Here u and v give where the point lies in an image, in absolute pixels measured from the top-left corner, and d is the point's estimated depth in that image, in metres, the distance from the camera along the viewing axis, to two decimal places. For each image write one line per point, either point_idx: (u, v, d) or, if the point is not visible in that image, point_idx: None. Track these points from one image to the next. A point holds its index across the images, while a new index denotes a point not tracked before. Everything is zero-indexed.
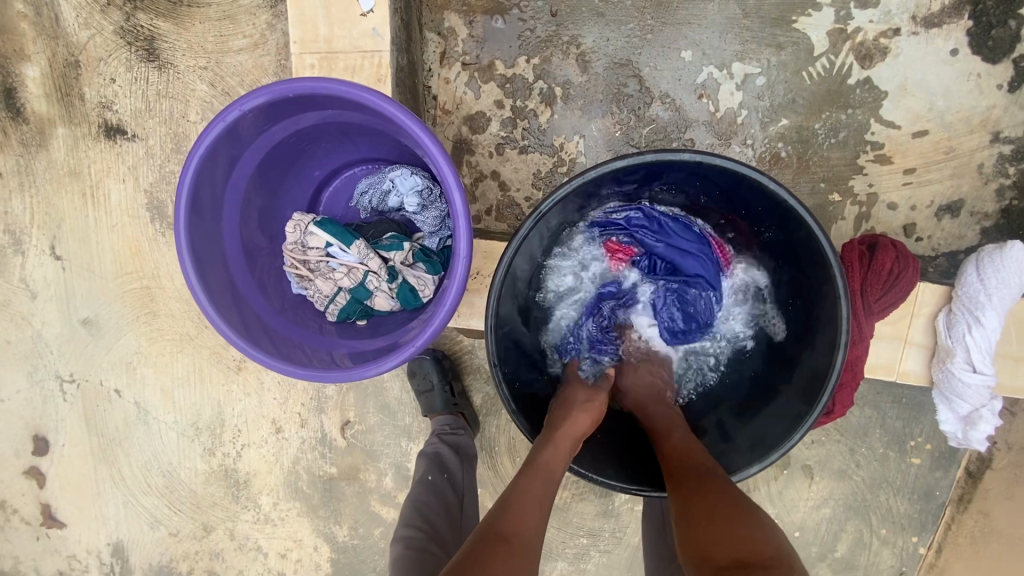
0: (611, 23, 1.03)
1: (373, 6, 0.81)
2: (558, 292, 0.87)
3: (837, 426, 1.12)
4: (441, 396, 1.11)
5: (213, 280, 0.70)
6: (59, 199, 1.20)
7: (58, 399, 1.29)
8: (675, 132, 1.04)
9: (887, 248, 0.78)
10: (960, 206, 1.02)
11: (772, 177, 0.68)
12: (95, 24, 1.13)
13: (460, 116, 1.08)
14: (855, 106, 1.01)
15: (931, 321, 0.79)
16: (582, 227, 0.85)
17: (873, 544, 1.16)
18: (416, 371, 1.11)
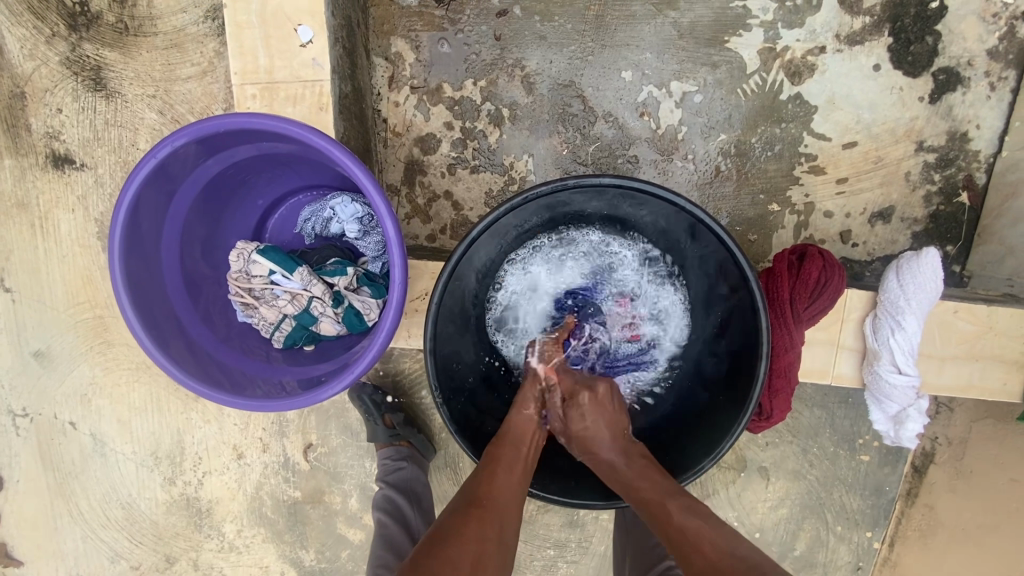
0: (554, 46, 1.06)
1: (312, 37, 0.83)
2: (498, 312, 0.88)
3: (789, 427, 1.16)
4: (383, 428, 1.09)
5: (154, 314, 0.70)
6: (7, 231, 1.19)
7: (11, 435, 1.26)
8: (619, 150, 1.07)
9: (814, 258, 0.81)
10: (892, 212, 1.07)
11: (686, 199, 0.73)
12: (40, 55, 1.13)
13: (411, 138, 1.10)
14: (788, 120, 1.06)
15: (860, 326, 0.83)
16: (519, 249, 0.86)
17: (829, 541, 1.19)
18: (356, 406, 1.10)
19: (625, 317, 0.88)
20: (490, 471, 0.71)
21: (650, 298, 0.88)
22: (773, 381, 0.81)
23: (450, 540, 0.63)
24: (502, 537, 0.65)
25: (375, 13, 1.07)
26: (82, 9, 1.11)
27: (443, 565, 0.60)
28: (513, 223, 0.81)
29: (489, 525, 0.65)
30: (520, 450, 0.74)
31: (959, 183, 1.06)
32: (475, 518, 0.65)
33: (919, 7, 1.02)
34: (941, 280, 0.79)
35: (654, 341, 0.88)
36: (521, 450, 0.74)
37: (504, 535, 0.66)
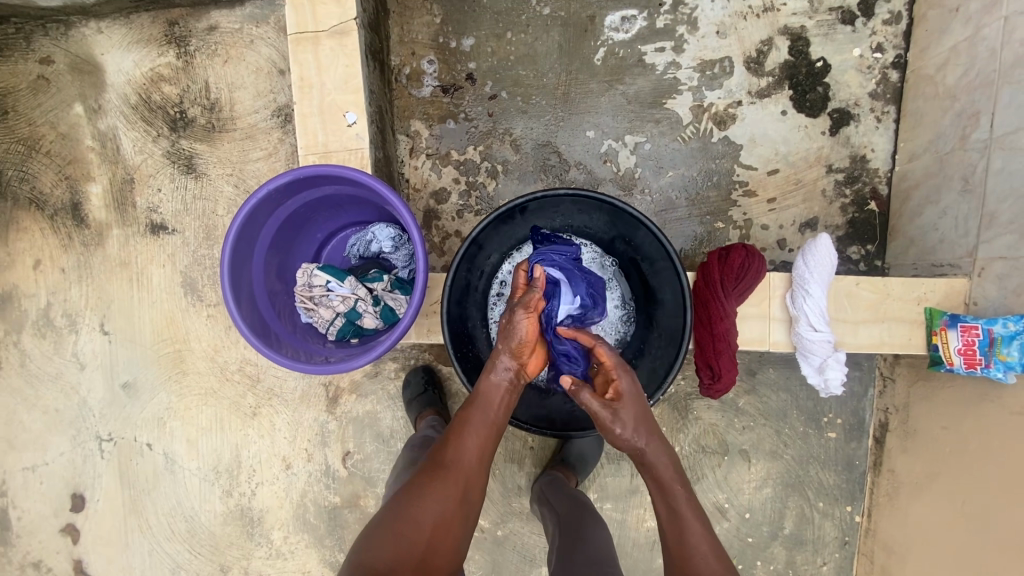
0: (533, 116, 1.39)
1: (356, 120, 1.16)
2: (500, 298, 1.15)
3: (761, 411, 1.33)
4: (429, 396, 1.34)
5: (246, 310, 0.96)
6: (110, 285, 1.49)
7: (96, 458, 1.48)
8: (590, 189, 1.37)
9: (737, 248, 1.05)
10: (816, 222, 1.32)
11: (622, 202, 0.98)
12: (147, 150, 1.49)
13: (427, 192, 1.41)
14: (721, 157, 1.34)
15: (783, 300, 1.05)
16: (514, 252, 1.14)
17: (814, 517, 1.32)
18: (410, 381, 1.38)
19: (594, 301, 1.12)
20: (456, 441, 0.87)
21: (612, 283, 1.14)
22: (716, 343, 1.02)
23: (416, 502, 0.80)
24: (462, 496, 0.83)
25: (398, 102, 1.42)
26: (180, 115, 1.48)
27: (413, 523, 0.78)
28: (499, 234, 1.08)
29: (450, 489, 0.82)
30: (488, 418, 0.89)
31: (867, 195, 1.31)
32: (438, 485, 0.82)
33: (809, 67, 1.33)
34: (835, 257, 1.01)
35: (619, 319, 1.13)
36: (489, 419, 0.89)
37: (463, 495, 0.83)
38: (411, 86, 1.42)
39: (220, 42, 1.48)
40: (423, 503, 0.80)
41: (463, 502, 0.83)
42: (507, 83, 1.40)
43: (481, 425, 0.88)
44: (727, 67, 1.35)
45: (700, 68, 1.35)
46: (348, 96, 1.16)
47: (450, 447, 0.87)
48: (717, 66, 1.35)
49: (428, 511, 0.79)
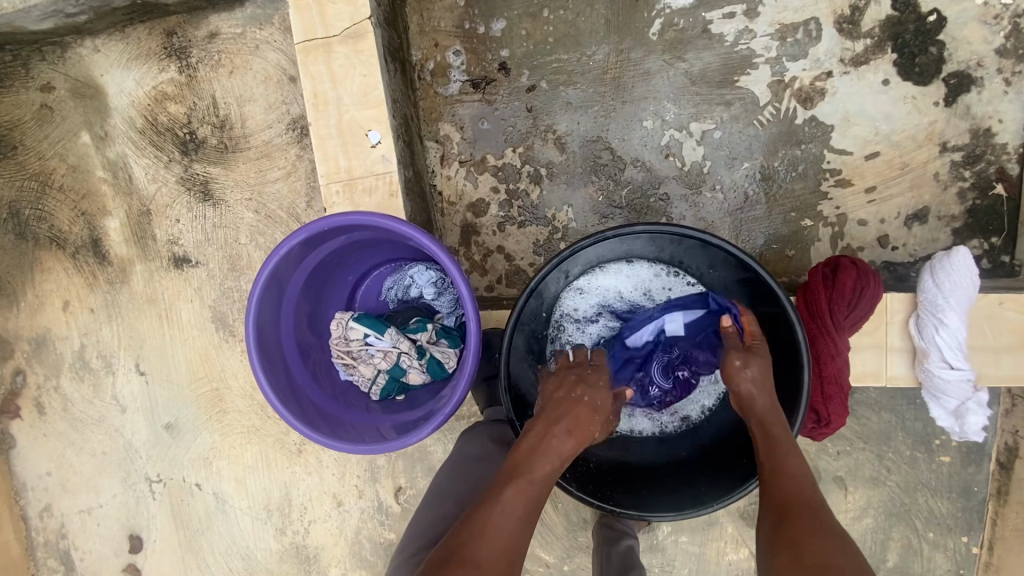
0: (579, 109, 1.20)
1: (379, 138, 1.01)
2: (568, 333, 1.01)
3: (859, 434, 1.17)
4: None
5: (278, 380, 0.85)
6: (141, 323, 1.42)
7: (149, 499, 1.45)
8: (650, 190, 1.18)
9: (847, 267, 0.88)
10: (927, 212, 1.11)
11: (718, 238, 0.83)
12: (160, 177, 1.38)
13: (464, 204, 1.25)
14: (807, 141, 1.13)
15: (905, 327, 0.89)
16: (586, 281, 1.00)
17: (922, 549, 1.17)
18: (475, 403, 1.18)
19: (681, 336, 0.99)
20: (489, 515, 0.71)
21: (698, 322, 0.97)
22: (826, 387, 0.86)
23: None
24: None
25: (424, 104, 1.25)
26: (190, 136, 1.36)
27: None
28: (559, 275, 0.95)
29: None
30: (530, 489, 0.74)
31: (991, 177, 1.09)
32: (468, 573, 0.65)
33: (918, 23, 1.09)
34: (974, 277, 0.84)
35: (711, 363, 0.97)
36: (533, 489, 0.75)
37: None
38: (436, 83, 1.24)
39: (223, 50, 1.33)
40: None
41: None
42: (547, 71, 1.21)
43: (523, 498, 0.73)
44: (813, 30, 1.12)
45: (779, 34, 1.13)
46: (369, 110, 1.01)
47: (483, 521, 0.70)
48: (800, 30, 1.12)
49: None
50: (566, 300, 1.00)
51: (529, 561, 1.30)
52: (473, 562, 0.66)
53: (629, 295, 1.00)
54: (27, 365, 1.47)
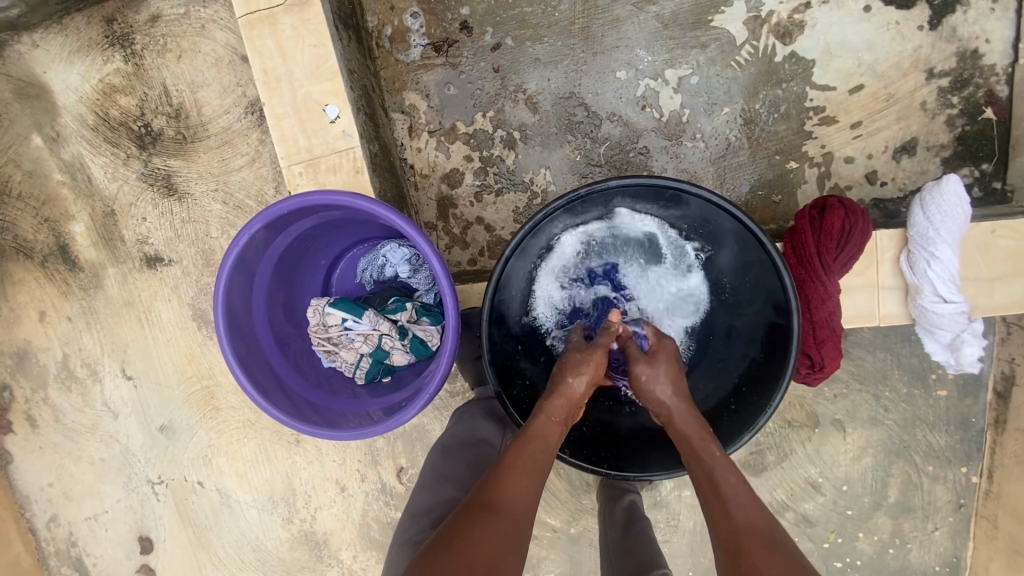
0: (548, 65, 1.14)
1: (338, 113, 0.96)
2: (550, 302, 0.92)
3: (855, 375, 1.16)
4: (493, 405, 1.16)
5: (257, 374, 0.84)
6: (121, 328, 1.39)
7: (153, 500, 1.45)
8: (628, 144, 1.13)
9: (835, 208, 0.85)
10: (915, 144, 1.07)
11: (695, 187, 0.81)
12: (120, 176, 1.32)
13: (437, 176, 1.20)
14: (788, 79, 1.08)
15: (896, 264, 0.86)
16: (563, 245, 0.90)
17: (922, 482, 1.18)
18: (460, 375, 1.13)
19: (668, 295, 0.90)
20: (508, 472, 0.72)
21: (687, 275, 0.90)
22: (817, 332, 0.84)
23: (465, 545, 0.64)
24: (517, 542, 0.67)
25: (385, 74, 1.18)
26: (146, 129, 1.30)
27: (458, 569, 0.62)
28: (535, 241, 0.88)
29: (502, 530, 0.67)
30: (539, 454, 0.74)
31: (980, 100, 1.05)
32: (487, 526, 0.66)
33: None
34: (967, 206, 0.82)
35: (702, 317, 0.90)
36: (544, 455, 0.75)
37: (517, 538, 0.67)
38: (396, 50, 1.17)
39: (168, 34, 1.27)
40: (468, 548, 0.64)
41: (517, 549, 0.66)
42: (512, 27, 1.15)
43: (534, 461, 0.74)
44: None
45: None
46: (324, 84, 0.95)
47: (499, 479, 0.71)
48: None
49: (474, 556, 0.63)
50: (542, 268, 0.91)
51: (536, 527, 1.30)
52: (492, 511, 0.68)
53: (610, 254, 0.91)
54: (12, 379, 1.44)
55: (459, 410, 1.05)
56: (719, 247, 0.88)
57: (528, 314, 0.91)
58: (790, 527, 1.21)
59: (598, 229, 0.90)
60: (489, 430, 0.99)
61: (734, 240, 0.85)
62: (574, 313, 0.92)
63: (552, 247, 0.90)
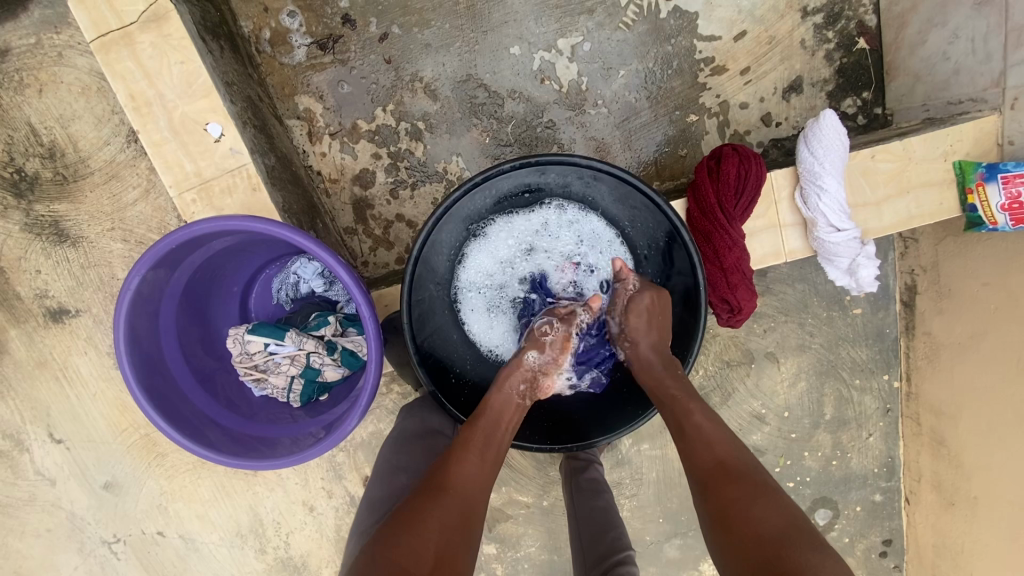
0: (440, 49, 1.12)
1: (221, 131, 0.90)
2: (474, 292, 0.92)
3: (781, 308, 1.23)
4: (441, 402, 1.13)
5: (184, 418, 0.80)
6: (37, 390, 1.27)
7: (114, 561, 1.35)
8: (535, 119, 1.12)
9: (729, 156, 0.89)
10: (801, 82, 1.12)
11: (589, 159, 0.82)
12: (2, 230, 1.21)
13: (348, 179, 1.15)
14: (676, 35, 1.11)
15: (793, 201, 0.92)
16: (479, 233, 0.90)
17: (853, 395, 1.27)
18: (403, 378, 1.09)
19: (585, 266, 0.93)
20: (460, 456, 0.74)
21: (600, 245, 0.92)
22: (729, 278, 0.88)
23: (416, 524, 0.64)
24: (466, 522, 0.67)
25: (272, 80, 1.12)
26: (20, 175, 1.19)
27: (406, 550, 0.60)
28: (444, 238, 0.88)
29: (454, 511, 0.67)
30: (492, 436, 0.78)
31: (853, 33, 1.11)
32: (441, 507, 0.67)
33: None
34: (845, 137, 0.88)
35: (621, 282, 0.93)
36: (494, 442, 0.77)
37: (467, 520, 0.67)
38: (279, 54, 1.11)
39: (23, 67, 1.16)
40: (418, 529, 0.63)
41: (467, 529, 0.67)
42: (396, 14, 1.11)
43: (485, 445, 0.76)
44: None
45: None
46: (200, 101, 0.90)
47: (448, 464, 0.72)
48: None
49: (426, 536, 0.63)
50: (461, 258, 0.91)
51: (510, 506, 1.32)
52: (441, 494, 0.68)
53: (527, 235, 0.92)
54: None
55: (405, 407, 0.99)
56: (627, 217, 0.90)
57: (451, 308, 0.92)
58: None
59: (513, 211, 0.90)
60: (443, 419, 0.96)
61: (631, 206, 0.88)
62: (497, 300, 0.93)
63: (465, 236, 0.90)
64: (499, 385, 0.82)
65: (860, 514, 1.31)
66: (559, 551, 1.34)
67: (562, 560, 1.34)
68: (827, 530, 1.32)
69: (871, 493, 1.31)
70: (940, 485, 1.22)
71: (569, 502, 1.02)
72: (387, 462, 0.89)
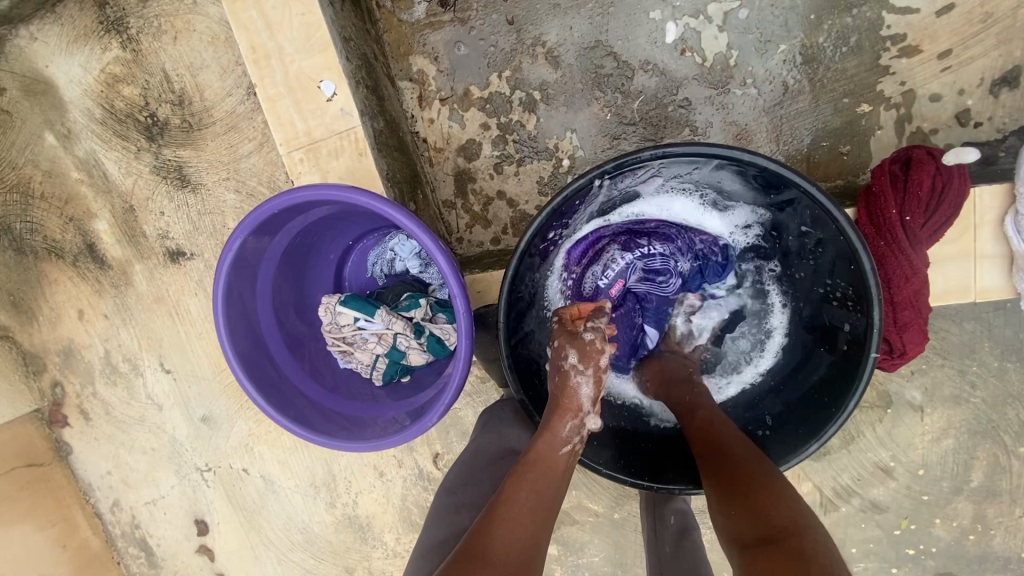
0: (569, 11, 1.00)
1: (335, 89, 0.86)
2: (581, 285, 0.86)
3: (937, 349, 1.02)
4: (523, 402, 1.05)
5: (268, 384, 0.79)
6: (154, 323, 1.37)
7: (204, 487, 1.46)
8: (666, 97, 0.98)
9: (923, 163, 0.71)
10: (1021, 72, 0.88)
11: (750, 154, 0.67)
12: (134, 170, 1.28)
13: (453, 149, 1.08)
14: (860, 3, 0.91)
15: (1000, 227, 0.73)
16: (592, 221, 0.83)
17: (1015, 465, 1.04)
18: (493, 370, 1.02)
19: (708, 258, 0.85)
20: (501, 510, 0.65)
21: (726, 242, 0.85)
22: (900, 314, 0.71)
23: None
24: None
25: (388, 38, 1.06)
26: (152, 119, 1.25)
27: None
28: (554, 232, 0.78)
29: None
30: (541, 488, 0.68)
31: None
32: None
33: None
34: None
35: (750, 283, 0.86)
36: (545, 490, 0.68)
37: None
38: (398, 10, 1.05)
39: (162, 14, 1.20)
40: None
41: None
42: None
43: (538, 498, 0.67)
44: None
45: None
46: (319, 57, 0.86)
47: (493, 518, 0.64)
48: None
49: None
50: (572, 246, 0.83)
51: (577, 512, 1.24)
52: (480, 558, 0.59)
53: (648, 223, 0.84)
54: (60, 376, 1.44)
55: (487, 412, 0.93)
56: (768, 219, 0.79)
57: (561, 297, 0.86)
58: (857, 514, 1.10)
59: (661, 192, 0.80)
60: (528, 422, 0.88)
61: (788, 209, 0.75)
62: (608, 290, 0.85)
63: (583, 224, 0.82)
64: (550, 430, 0.72)
65: None
66: (623, 567, 1.25)
67: None
68: None
69: None
70: None
71: (653, 540, 0.92)
72: (467, 467, 0.84)
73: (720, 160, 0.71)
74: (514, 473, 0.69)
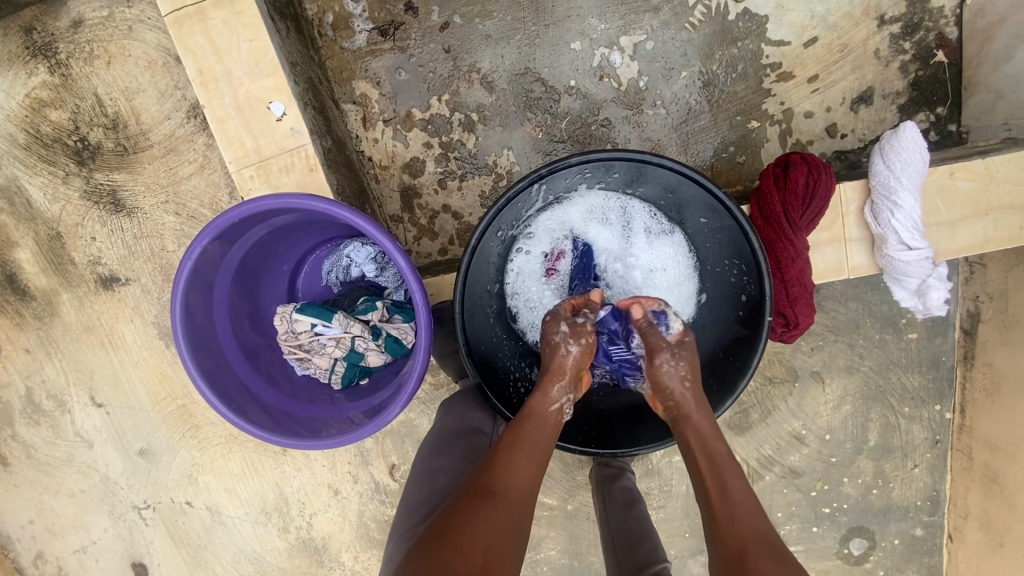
0: (500, 41, 1.11)
1: (284, 110, 0.91)
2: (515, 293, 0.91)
3: (830, 327, 1.19)
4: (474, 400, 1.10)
5: (227, 390, 0.81)
6: (84, 354, 1.30)
7: (142, 526, 1.38)
8: (590, 117, 1.10)
9: (798, 165, 0.86)
10: (871, 93, 1.08)
11: (656, 156, 0.80)
12: (62, 195, 1.24)
13: (398, 166, 1.15)
14: (743, 37, 1.08)
15: (861, 216, 0.90)
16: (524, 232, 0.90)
17: (900, 423, 1.22)
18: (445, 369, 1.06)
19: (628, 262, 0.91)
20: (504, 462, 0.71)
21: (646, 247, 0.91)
22: (790, 291, 0.85)
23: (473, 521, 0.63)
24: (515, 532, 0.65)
25: (331, 64, 1.13)
26: (83, 143, 1.22)
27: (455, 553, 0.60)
28: (498, 233, 0.86)
29: (501, 523, 0.65)
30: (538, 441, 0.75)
31: (931, 44, 1.07)
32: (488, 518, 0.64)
33: None
34: (924, 151, 0.86)
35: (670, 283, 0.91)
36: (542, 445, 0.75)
37: (514, 530, 0.65)
38: (340, 38, 1.12)
39: (94, 39, 1.19)
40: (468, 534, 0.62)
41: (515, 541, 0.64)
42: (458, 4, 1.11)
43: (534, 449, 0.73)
44: None
45: None
46: (267, 80, 0.90)
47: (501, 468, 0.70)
48: None
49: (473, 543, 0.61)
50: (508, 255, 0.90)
51: None
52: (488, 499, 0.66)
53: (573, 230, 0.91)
54: None
55: (444, 402, 0.97)
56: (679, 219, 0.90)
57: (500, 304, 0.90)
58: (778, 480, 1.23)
59: (600, 205, 0.90)
60: (482, 415, 0.94)
61: (693, 204, 0.86)
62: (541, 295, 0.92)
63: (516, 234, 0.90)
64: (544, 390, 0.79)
65: (898, 547, 1.26)
66: (580, 557, 1.32)
67: (583, 566, 1.32)
68: (862, 561, 1.26)
69: (910, 526, 1.25)
70: (988, 524, 1.16)
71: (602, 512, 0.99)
72: (427, 458, 0.88)
73: (633, 162, 0.83)
74: (511, 442, 0.73)
